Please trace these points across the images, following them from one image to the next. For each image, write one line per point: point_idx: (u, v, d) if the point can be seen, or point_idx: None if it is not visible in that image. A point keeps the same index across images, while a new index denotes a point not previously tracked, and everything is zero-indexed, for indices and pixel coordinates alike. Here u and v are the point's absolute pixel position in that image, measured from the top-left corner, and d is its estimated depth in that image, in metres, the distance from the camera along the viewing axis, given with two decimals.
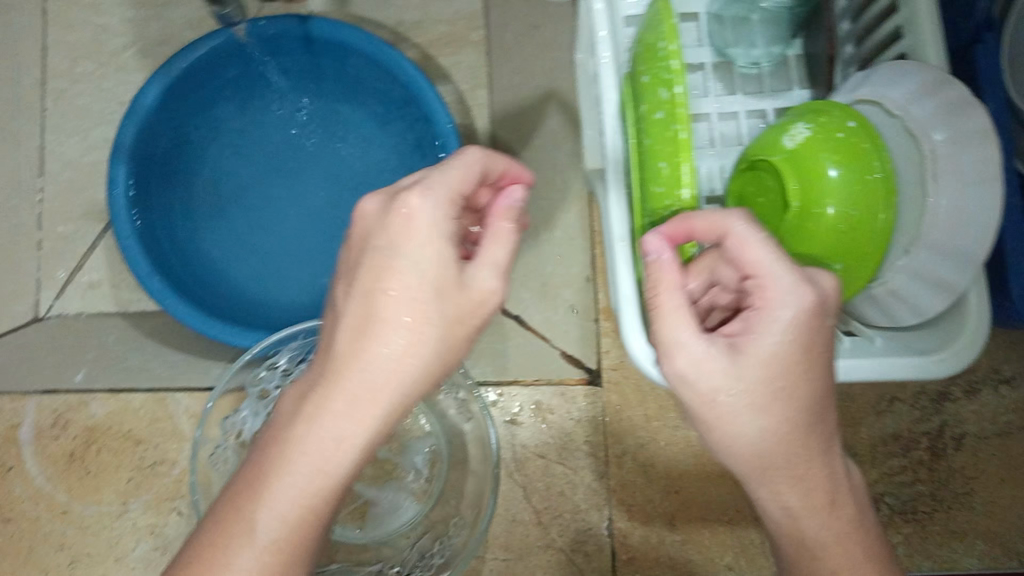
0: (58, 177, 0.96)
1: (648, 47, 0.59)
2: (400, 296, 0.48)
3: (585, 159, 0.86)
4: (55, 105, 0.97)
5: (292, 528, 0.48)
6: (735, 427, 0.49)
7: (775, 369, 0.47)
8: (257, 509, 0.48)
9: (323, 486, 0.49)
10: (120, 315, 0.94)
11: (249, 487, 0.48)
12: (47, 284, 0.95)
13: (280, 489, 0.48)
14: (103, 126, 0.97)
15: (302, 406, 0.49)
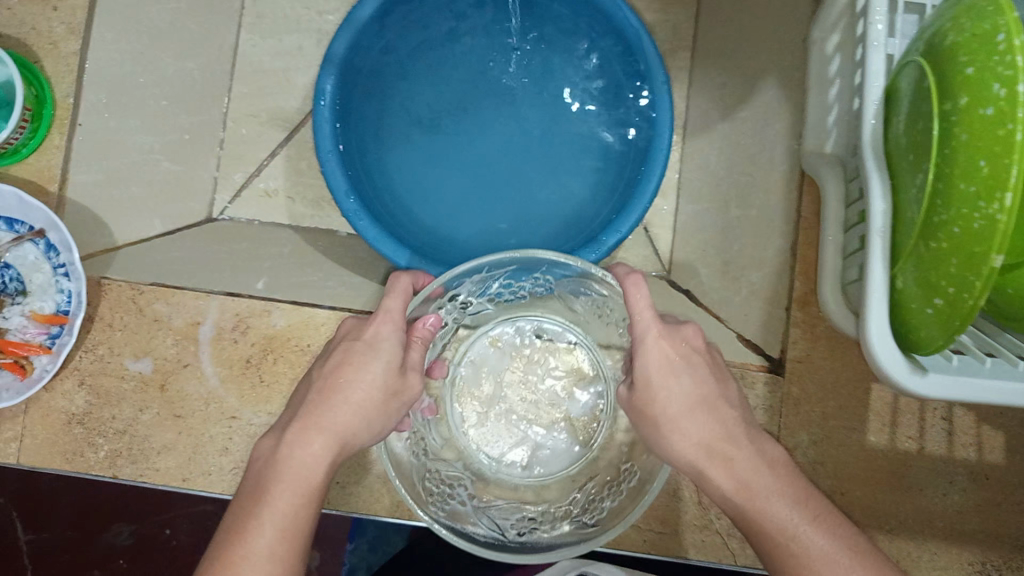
0: (245, 80, 0.93)
1: (980, 33, 0.55)
2: (366, 379, 0.60)
3: (807, 141, 0.83)
4: (252, 7, 0.94)
5: (287, 543, 0.55)
6: (668, 402, 0.60)
7: (684, 389, 0.60)
8: (259, 512, 0.56)
9: (297, 499, 0.57)
10: (292, 229, 0.92)
11: (248, 508, 0.56)
12: (222, 186, 0.92)
13: (276, 495, 0.56)
14: (297, 33, 0.95)
15: (310, 438, 0.59)
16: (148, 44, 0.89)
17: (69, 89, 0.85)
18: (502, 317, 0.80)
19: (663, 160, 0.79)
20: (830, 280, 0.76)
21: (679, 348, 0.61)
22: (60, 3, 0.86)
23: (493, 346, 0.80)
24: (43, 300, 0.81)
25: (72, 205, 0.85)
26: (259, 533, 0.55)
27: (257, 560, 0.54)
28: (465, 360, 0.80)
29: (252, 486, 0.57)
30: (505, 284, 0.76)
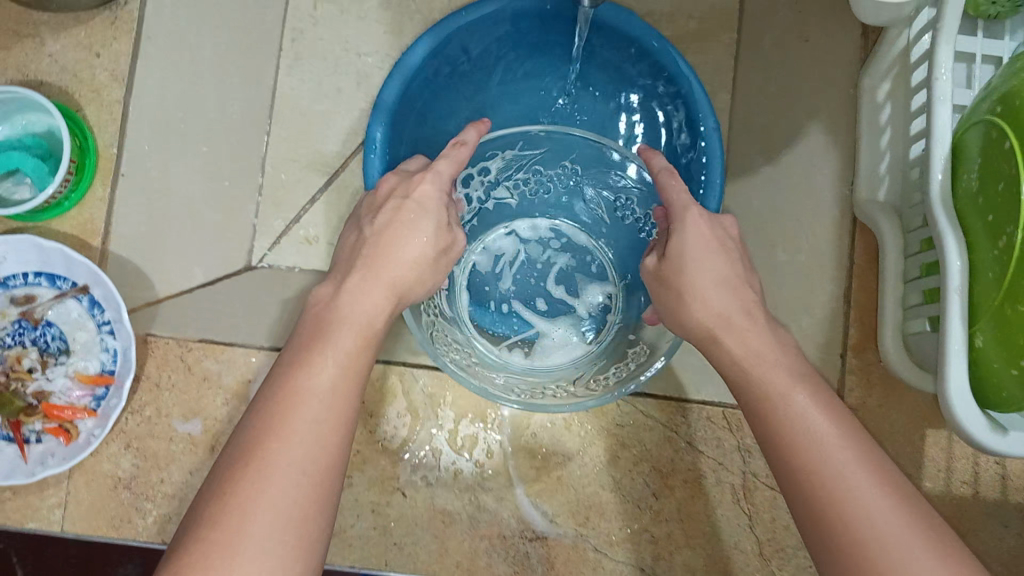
0: (285, 123, 0.88)
1: None
2: (416, 242, 0.62)
3: (856, 190, 0.83)
4: (290, 48, 0.89)
5: (313, 458, 0.51)
6: (697, 282, 0.61)
7: (724, 290, 0.62)
8: (280, 431, 0.51)
9: (320, 432, 0.52)
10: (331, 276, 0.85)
11: (271, 412, 0.52)
12: (262, 233, 0.86)
13: (327, 352, 0.56)
14: (334, 74, 0.89)
15: (366, 294, 0.60)
16: (188, 90, 0.86)
17: (113, 139, 0.84)
18: (518, 214, 0.83)
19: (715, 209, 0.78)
20: (890, 329, 0.77)
21: (716, 231, 0.63)
22: (103, 50, 0.84)
23: (510, 238, 0.83)
24: (87, 360, 0.79)
25: (116, 258, 0.83)
26: (319, 370, 0.55)
27: (314, 412, 0.53)
28: (479, 247, 0.82)
29: (311, 331, 0.58)
30: (529, 168, 0.81)
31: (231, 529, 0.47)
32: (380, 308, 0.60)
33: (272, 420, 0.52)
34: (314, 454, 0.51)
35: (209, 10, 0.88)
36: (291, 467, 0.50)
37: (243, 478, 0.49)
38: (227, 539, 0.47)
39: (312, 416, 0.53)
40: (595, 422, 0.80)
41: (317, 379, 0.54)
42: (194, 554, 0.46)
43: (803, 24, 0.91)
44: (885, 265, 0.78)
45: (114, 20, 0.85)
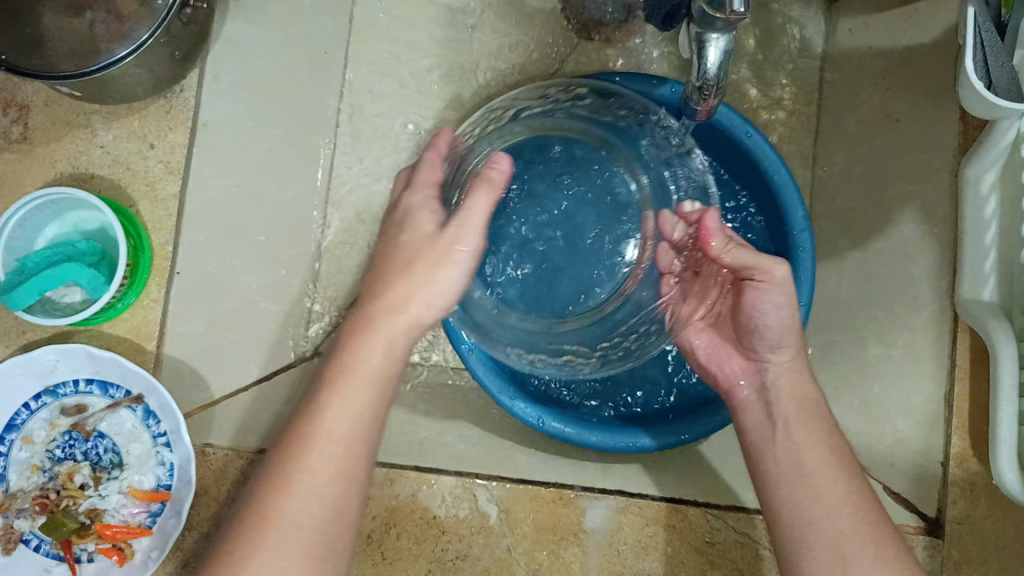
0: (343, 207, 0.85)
1: None
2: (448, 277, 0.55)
3: (960, 287, 0.78)
4: (348, 122, 0.86)
5: (317, 526, 0.49)
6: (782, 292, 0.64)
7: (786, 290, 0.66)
8: (295, 489, 0.49)
9: (321, 514, 0.49)
10: None
11: (281, 473, 0.50)
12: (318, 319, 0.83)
13: (353, 370, 0.53)
14: (396, 154, 0.86)
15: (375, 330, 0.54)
16: (247, 176, 0.81)
17: (168, 237, 0.78)
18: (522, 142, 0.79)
19: (806, 302, 0.75)
20: (1005, 447, 0.72)
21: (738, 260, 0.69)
22: (158, 141, 0.79)
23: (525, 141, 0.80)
24: (142, 474, 0.74)
25: (171, 362, 0.78)
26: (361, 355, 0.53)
27: (336, 437, 0.51)
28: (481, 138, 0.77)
29: (352, 333, 0.54)
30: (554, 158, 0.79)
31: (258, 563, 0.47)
32: (391, 332, 0.54)
33: (294, 446, 0.51)
34: (328, 498, 0.50)
35: (266, 93, 0.83)
36: (316, 501, 0.49)
37: (268, 506, 0.49)
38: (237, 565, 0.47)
39: (311, 486, 0.50)
40: (683, 540, 0.75)
41: (345, 402, 0.52)
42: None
43: (891, 103, 0.85)
44: (998, 376, 0.73)
45: (169, 108, 0.80)
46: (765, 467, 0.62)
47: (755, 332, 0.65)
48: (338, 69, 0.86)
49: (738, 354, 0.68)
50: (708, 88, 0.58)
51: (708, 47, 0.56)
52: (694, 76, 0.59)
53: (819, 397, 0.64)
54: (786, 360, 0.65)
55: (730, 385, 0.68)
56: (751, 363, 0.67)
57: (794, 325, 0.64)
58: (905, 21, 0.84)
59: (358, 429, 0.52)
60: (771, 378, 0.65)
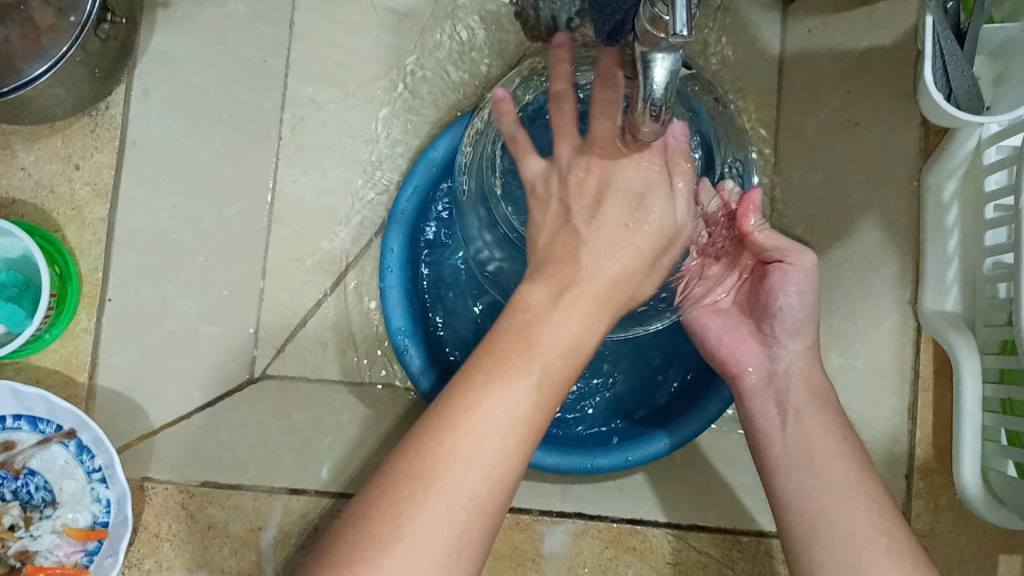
0: (287, 223, 0.81)
1: None
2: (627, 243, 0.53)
3: (923, 298, 0.76)
4: (291, 135, 0.81)
5: (454, 526, 0.45)
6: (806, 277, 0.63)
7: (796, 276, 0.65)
8: (434, 481, 0.45)
9: (469, 514, 0.45)
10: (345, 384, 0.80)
11: (411, 463, 0.46)
12: (263, 343, 0.80)
13: (504, 361, 0.48)
14: (342, 164, 0.82)
15: (564, 300, 0.50)
16: (180, 195, 0.78)
17: (97, 262, 0.76)
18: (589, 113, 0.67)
19: None
20: (966, 462, 0.70)
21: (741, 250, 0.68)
22: (83, 161, 0.76)
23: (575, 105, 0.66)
24: (76, 512, 0.70)
25: (105, 392, 0.75)
26: (496, 368, 0.47)
27: (497, 428, 0.46)
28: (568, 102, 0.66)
29: (513, 330, 0.49)
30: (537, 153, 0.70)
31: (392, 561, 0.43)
32: (547, 370, 0.48)
33: (449, 435, 0.46)
34: (480, 488, 0.46)
35: (199, 107, 0.79)
36: (466, 500, 0.45)
37: (412, 488, 0.45)
38: (389, 537, 0.44)
39: (464, 484, 0.45)
40: (643, 561, 0.73)
41: (514, 400, 0.47)
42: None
43: (855, 105, 0.82)
44: (960, 390, 0.71)
45: (94, 127, 0.77)
46: (771, 455, 0.61)
47: (776, 317, 0.63)
48: (278, 78, 0.81)
49: (749, 340, 0.66)
50: (658, 110, 0.51)
51: (653, 66, 0.49)
52: (640, 100, 0.51)
53: (828, 387, 0.63)
54: (801, 350, 0.64)
55: (735, 371, 0.66)
56: (764, 348, 0.65)
57: (812, 314, 0.63)
58: (864, 21, 0.81)
59: (528, 427, 0.47)
60: (783, 363, 0.64)
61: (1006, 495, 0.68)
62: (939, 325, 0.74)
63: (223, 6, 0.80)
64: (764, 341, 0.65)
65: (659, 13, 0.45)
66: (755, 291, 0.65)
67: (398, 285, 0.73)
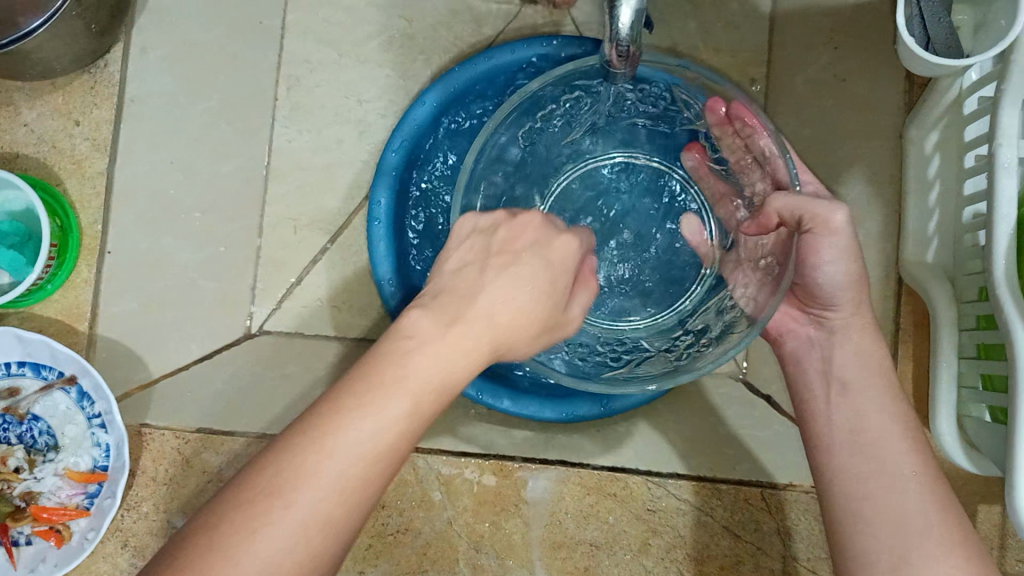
0: (283, 179, 0.83)
1: None
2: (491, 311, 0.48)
3: (905, 251, 0.78)
4: (287, 96, 0.84)
5: (335, 497, 0.41)
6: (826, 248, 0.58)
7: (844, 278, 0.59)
8: (254, 526, 0.39)
9: (303, 563, 0.40)
10: (338, 340, 0.81)
11: (261, 490, 0.40)
12: (263, 295, 0.82)
13: (354, 428, 0.42)
14: (336, 125, 0.84)
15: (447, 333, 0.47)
16: (178, 153, 0.81)
17: (97, 215, 0.79)
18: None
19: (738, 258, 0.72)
20: (944, 410, 0.71)
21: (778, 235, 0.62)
22: (84, 117, 0.80)
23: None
24: (78, 456, 0.73)
25: (105, 341, 0.78)
26: (412, 357, 0.45)
27: (349, 460, 0.41)
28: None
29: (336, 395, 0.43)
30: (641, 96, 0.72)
31: (225, 544, 0.39)
32: (469, 334, 0.47)
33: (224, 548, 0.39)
34: (325, 541, 0.40)
35: (196, 67, 0.82)
36: (299, 530, 0.40)
37: (268, 485, 0.40)
38: (231, 550, 0.39)
39: (317, 492, 0.40)
40: (624, 508, 0.75)
41: (357, 427, 0.42)
42: (211, 524, 0.40)
43: (840, 63, 0.83)
44: (938, 337, 0.72)
45: (94, 84, 0.80)
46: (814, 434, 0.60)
47: (816, 286, 0.61)
48: (276, 39, 0.84)
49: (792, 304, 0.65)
50: (625, 50, 0.56)
51: (618, 7, 0.53)
52: (610, 40, 0.56)
53: (882, 350, 0.61)
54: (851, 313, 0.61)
55: (781, 334, 0.65)
56: (809, 316, 0.64)
57: (856, 275, 0.59)
58: None
59: (376, 470, 0.42)
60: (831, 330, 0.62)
61: (981, 440, 0.69)
62: (916, 277, 0.76)
63: None
64: (808, 311, 0.64)
65: None
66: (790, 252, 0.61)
67: (387, 236, 0.77)
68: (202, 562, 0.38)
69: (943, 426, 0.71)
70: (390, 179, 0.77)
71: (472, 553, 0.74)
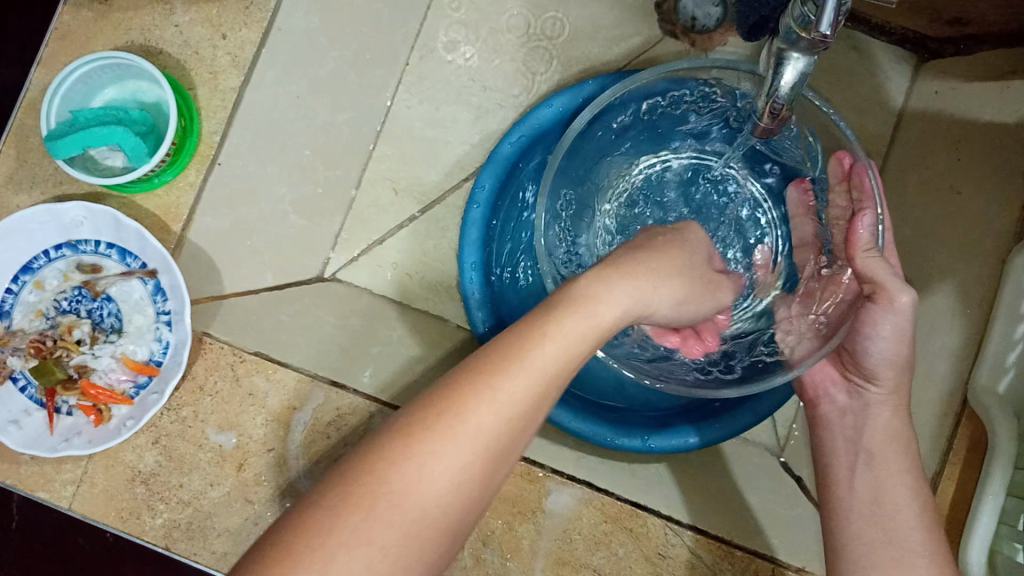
0: (394, 144, 0.86)
1: None
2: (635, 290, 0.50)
3: (977, 373, 0.77)
4: (417, 64, 0.86)
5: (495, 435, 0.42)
6: (873, 331, 0.60)
7: (890, 360, 0.61)
8: (426, 454, 0.41)
9: (468, 488, 0.42)
10: (398, 306, 0.84)
11: (439, 404, 0.42)
12: (341, 245, 0.85)
13: (524, 369, 0.44)
14: (457, 105, 0.86)
15: (603, 278, 0.50)
16: (305, 90, 0.84)
17: (217, 127, 0.82)
18: (807, 58, 0.52)
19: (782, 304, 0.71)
20: (978, 541, 0.71)
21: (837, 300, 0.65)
22: (231, 33, 0.82)
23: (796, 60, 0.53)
24: (137, 345, 0.75)
25: (191, 247, 0.80)
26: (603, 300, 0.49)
27: (514, 400, 0.43)
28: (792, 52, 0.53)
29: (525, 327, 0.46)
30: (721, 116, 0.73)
31: (402, 470, 0.40)
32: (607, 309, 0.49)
33: (400, 456, 0.41)
34: (481, 477, 0.42)
35: (343, 15, 0.85)
36: (485, 427, 0.42)
37: (451, 404, 0.42)
38: (402, 463, 0.40)
39: (485, 418, 0.42)
40: (636, 545, 0.75)
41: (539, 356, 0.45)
42: (378, 449, 0.41)
43: (956, 176, 0.84)
44: (991, 468, 0.72)
45: (249, 5, 0.83)
46: (838, 499, 0.61)
47: (859, 355, 0.62)
48: (422, 10, 0.87)
49: (833, 367, 0.67)
50: (779, 107, 0.57)
51: (786, 66, 0.53)
52: (767, 94, 0.57)
53: (908, 433, 0.63)
54: (884, 395, 0.63)
55: (818, 395, 0.67)
56: (847, 386, 0.65)
57: (898, 361, 0.61)
58: (996, 95, 0.82)
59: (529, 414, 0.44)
60: (864, 403, 0.64)
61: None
62: (982, 403, 0.75)
63: None
64: (847, 379, 0.65)
65: (808, 14, 0.48)
66: (847, 322, 0.63)
67: (481, 222, 0.79)
68: (381, 471, 0.40)
69: (974, 554, 0.71)
70: (501, 168, 0.79)
71: (478, 545, 0.75)
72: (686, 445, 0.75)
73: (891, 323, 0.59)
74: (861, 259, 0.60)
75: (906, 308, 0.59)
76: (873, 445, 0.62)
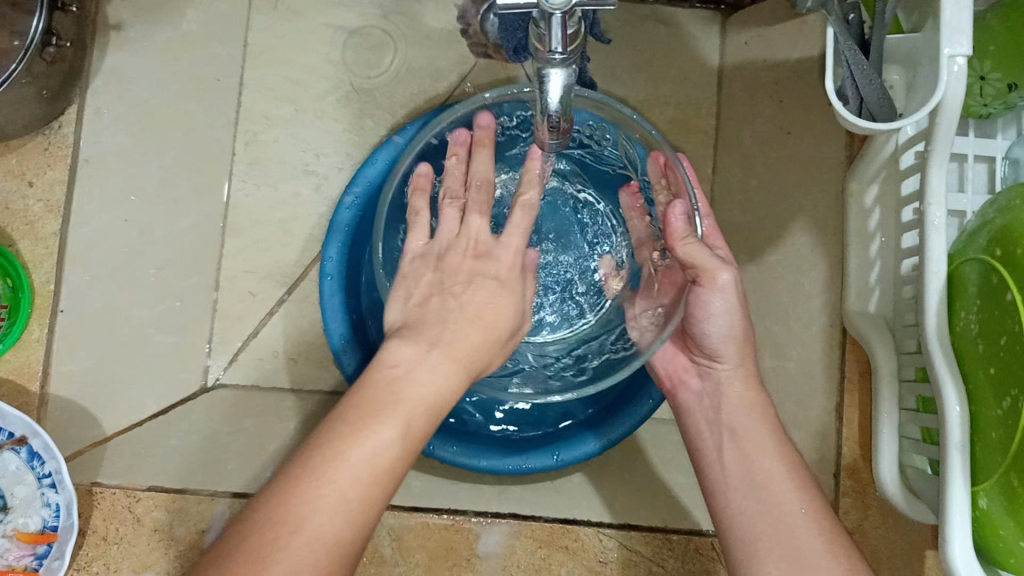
0: (240, 234, 0.84)
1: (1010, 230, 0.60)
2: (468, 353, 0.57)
3: (852, 301, 0.79)
4: (244, 150, 0.85)
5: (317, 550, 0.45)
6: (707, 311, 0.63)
7: (734, 332, 0.64)
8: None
9: None
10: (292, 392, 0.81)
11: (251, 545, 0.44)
12: (217, 349, 0.82)
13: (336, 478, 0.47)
14: (293, 180, 0.85)
15: (429, 357, 0.54)
16: (134, 210, 0.83)
17: (50, 275, 0.80)
18: (567, 69, 0.53)
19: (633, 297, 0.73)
20: (886, 460, 0.72)
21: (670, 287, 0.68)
22: (38, 178, 0.81)
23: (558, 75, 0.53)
24: (27, 516, 0.73)
25: (56, 399, 0.79)
26: (412, 388, 0.52)
27: (331, 512, 0.46)
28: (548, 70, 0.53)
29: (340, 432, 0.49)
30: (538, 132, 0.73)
31: None
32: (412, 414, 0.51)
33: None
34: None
35: (151, 125, 0.84)
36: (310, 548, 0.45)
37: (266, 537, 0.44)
38: None
39: (300, 546, 0.44)
40: (576, 561, 0.75)
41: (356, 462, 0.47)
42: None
43: (785, 117, 0.86)
44: (879, 388, 0.74)
45: (48, 146, 0.82)
46: (715, 474, 0.63)
47: (703, 335, 0.65)
48: (234, 96, 0.86)
49: (684, 354, 0.69)
50: (556, 120, 0.57)
51: (548, 83, 0.53)
52: (541, 110, 0.57)
53: (762, 398, 0.65)
54: (736, 367, 0.65)
55: (676, 383, 0.69)
56: (699, 369, 0.68)
57: (739, 333, 0.64)
58: (796, 31, 0.86)
59: (357, 517, 0.47)
60: (721, 379, 0.66)
61: (922, 490, 0.69)
62: (858, 327, 0.77)
63: (177, 30, 0.85)
64: (695, 361, 0.68)
65: (540, 33, 0.49)
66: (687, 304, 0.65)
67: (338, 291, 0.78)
68: None
69: (884, 476, 0.72)
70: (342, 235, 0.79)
71: None
72: (588, 452, 0.75)
73: (721, 301, 0.62)
74: (683, 246, 0.62)
75: (736, 284, 0.62)
76: (744, 416, 0.64)
